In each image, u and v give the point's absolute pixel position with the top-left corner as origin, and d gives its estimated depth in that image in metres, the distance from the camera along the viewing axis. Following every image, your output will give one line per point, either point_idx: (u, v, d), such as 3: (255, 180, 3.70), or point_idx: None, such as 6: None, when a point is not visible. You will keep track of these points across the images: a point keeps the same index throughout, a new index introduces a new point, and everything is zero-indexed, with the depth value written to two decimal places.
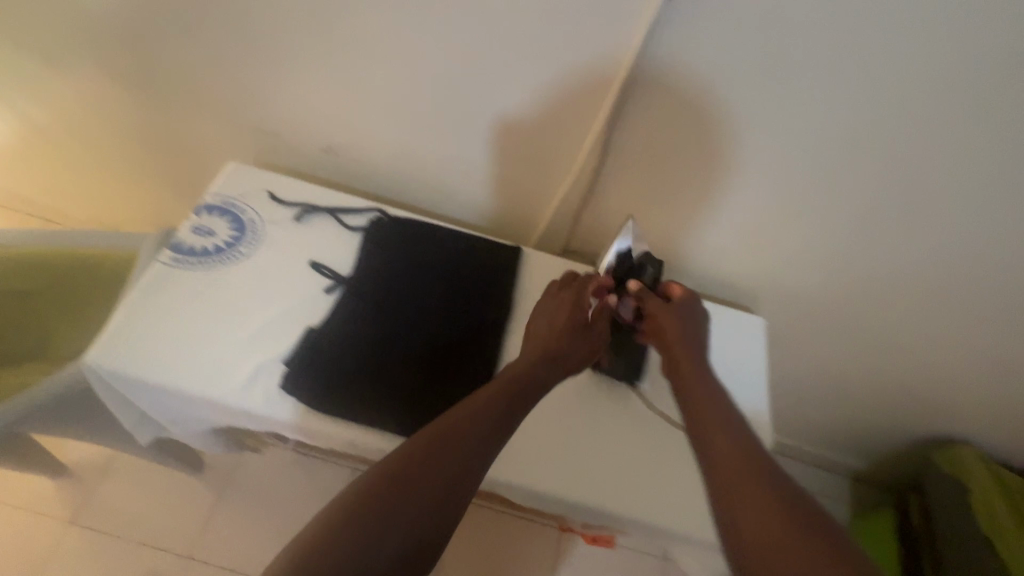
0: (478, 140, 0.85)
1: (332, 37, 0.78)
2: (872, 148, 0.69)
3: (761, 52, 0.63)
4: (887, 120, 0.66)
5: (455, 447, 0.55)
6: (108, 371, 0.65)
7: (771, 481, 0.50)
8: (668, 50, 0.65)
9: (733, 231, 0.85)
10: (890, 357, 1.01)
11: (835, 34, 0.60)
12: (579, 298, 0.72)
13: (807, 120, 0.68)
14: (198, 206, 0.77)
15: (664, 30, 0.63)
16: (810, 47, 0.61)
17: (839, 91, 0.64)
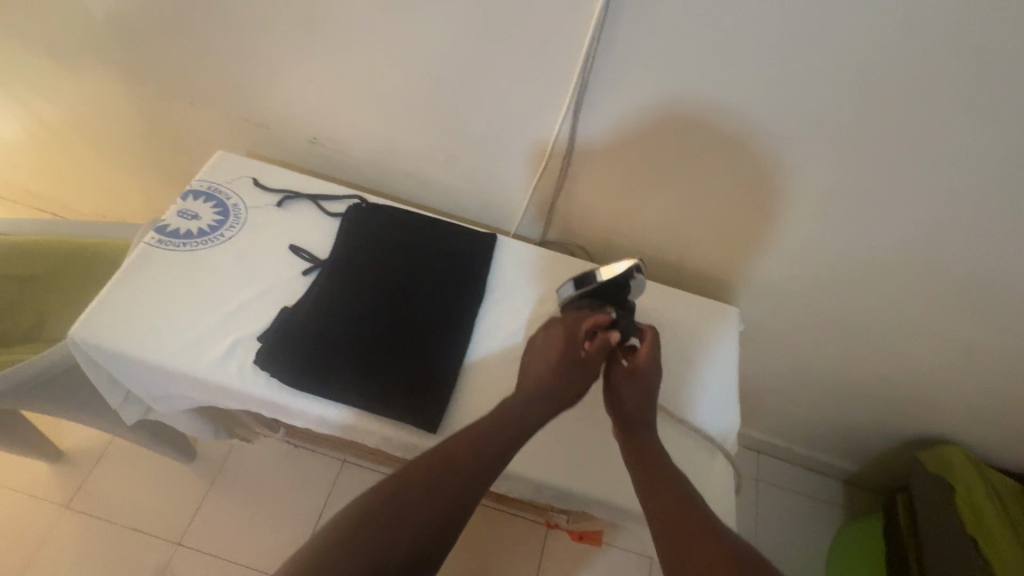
0: (457, 131, 0.87)
1: (312, 31, 0.80)
2: (831, 135, 0.70)
3: (713, 38, 0.65)
4: (844, 106, 0.67)
5: (451, 471, 0.57)
6: (92, 345, 0.68)
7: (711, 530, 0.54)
8: (624, 38, 0.68)
9: (706, 219, 0.87)
10: (869, 350, 1.01)
11: (788, 20, 0.61)
12: (572, 334, 0.68)
13: (764, 106, 0.69)
14: (185, 192, 0.80)
15: (624, 18, 0.65)
16: (766, 34, 0.63)
17: (798, 77, 0.65)
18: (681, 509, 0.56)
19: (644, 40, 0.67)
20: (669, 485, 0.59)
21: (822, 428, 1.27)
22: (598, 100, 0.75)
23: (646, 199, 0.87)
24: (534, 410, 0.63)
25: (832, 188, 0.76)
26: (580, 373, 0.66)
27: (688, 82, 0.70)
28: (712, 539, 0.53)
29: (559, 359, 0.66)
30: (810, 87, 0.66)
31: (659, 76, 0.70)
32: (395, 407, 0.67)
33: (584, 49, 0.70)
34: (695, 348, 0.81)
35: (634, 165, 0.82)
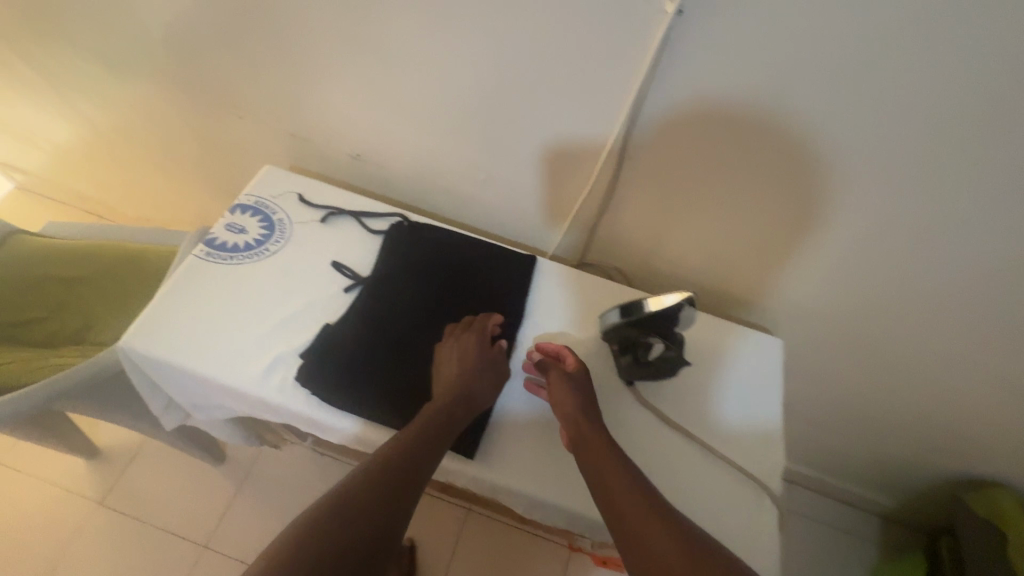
0: (499, 151, 0.87)
1: (361, 50, 0.82)
2: (890, 170, 0.68)
3: (771, 73, 0.63)
4: (906, 142, 0.65)
5: (393, 473, 0.58)
6: (141, 355, 0.70)
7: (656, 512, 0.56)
8: (677, 71, 0.67)
9: (752, 246, 0.85)
10: (915, 386, 0.97)
11: (852, 49, 0.59)
12: (482, 336, 0.71)
13: (821, 141, 0.68)
14: (232, 206, 0.82)
15: (680, 42, 0.64)
16: (829, 60, 0.60)
17: (860, 105, 0.63)
18: (627, 494, 0.57)
19: (696, 75, 0.66)
20: (615, 470, 0.59)
21: (861, 463, 1.22)
22: (648, 125, 0.74)
23: (688, 226, 0.85)
24: (459, 408, 0.65)
25: (886, 221, 0.74)
26: (493, 371, 0.69)
27: (741, 117, 0.69)
28: (657, 521, 0.54)
29: (474, 358, 0.68)
30: (870, 124, 0.65)
31: (710, 110, 0.69)
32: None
33: (635, 79, 0.69)
34: (736, 379, 0.78)
35: (677, 195, 0.81)
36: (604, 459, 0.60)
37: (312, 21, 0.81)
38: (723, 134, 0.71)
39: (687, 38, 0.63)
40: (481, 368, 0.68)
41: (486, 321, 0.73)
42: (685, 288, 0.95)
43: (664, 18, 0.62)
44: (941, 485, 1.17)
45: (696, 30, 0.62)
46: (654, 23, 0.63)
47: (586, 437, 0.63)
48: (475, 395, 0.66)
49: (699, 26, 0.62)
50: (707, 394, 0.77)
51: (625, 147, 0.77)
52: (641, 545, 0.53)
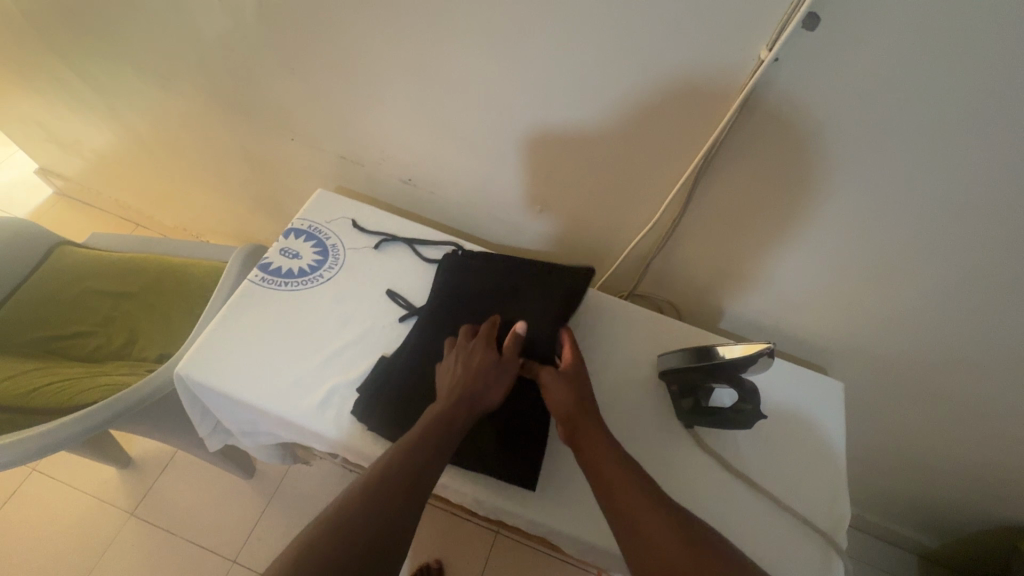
0: (553, 182, 0.85)
1: (418, 81, 0.81)
2: (984, 233, 0.64)
3: (865, 130, 0.60)
4: (1007, 206, 0.60)
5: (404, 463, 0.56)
6: (194, 381, 0.70)
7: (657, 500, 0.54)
8: (758, 124, 0.64)
9: (816, 290, 0.81)
10: (976, 435, 0.93)
11: (950, 107, 0.55)
12: (487, 344, 0.67)
13: (909, 199, 0.64)
14: (286, 230, 0.82)
15: (764, 92, 0.61)
16: (922, 117, 0.57)
17: (952, 163, 0.59)
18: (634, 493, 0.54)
19: (779, 127, 0.64)
20: (621, 470, 0.57)
21: (907, 504, 1.18)
22: (722, 169, 0.71)
23: (748, 268, 0.83)
24: (460, 413, 0.62)
25: (970, 280, 0.70)
26: (499, 376, 0.65)
27: (823, 172, 0.66)
28: (666, 520, 0.51)
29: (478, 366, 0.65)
30: (966, 187, 0.61)
31: (791, 162, 0.67)
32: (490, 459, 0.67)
33: (713, 124, 0.67)
34: (797, 423, 0.76)
35: (739, 239, 0.79)
36: (608, 460, 0.58)
37: (371, 51, 0.80)
38: (798, 185, 0.69)
39: (775, 92, 0.60)
40: (486, 374, 0.65)
41: (489, 327, 0.69)
42: (739, 324, 0.93)
43: (756, 67, 0.59)
44: (993, 532, 1.13)
45: (787, 83, 0.59)
46: (742, 70, 0.61)
47: (588, 441, 0.60)
48: (477, 401, 0.63)
49: (790, 79, 0.59)
50: (767, 439, 0.75)
51: (693, 190, 0.75)
52: (652, 544, 0.50)
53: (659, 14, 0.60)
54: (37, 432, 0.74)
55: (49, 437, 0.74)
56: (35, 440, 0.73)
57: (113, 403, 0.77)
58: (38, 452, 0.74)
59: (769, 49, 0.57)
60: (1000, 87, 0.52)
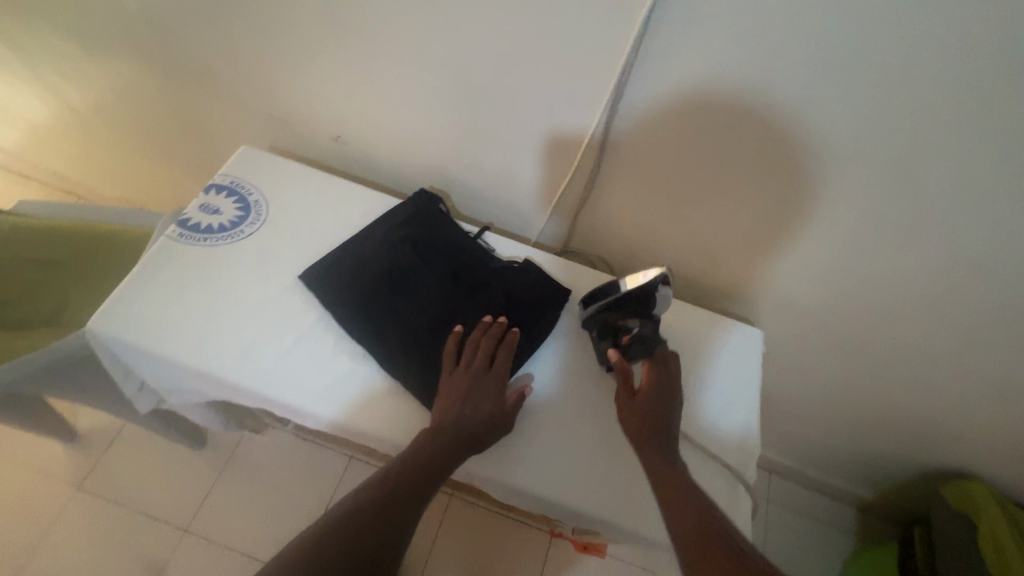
0: (479, 136, 0.85)
1: (335, 29, 0.78)
2: (878, 173, 0.66)
3: (755, 70, 0.61)
4: (893, 145, 0.62)
5: (412, 476, 0.60)
6: (112, 338, 0.69)
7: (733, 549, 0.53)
8: (656, 68, 0.65)
9: (736, 241, 0.83)
10: (897, 381, 0.97)
11: (835, 46, 0.56)
12: (483, 361, 0.68)
13: (804, 142, 0.66)
14: (206, 186, 0.80)
15: (662, 29, 0.61)
16: (811, 56, 0.58)
17: (843, 102, 0.61)
18: (693, 533, 0.55)
19: (677, 72, 0.65)
20: (688, 505, 0.58)
21: (842, 455, 1.23)
22: (634, 111, 0.71)
23: (671, 219, 0.84)
24: (457, 439, 0.63)
25: (867, 224, 0.73)
26: (479, 397, 0.66)
27: (722, 117, 0.67)
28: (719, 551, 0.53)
29: (468, 389, 0.66)
30: (850, 129, 0.63)
31: (693, 109, 0.68)
32: (426, 393, 0.69)
33: (615, 69, 0.67)
34: (714, 371, 0.78)
35: (661, 190, 0.80)
36: (676, 494, 0.59)
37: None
38: (710, 133, 0.70)
39: (667, 31, 0.61)
40: (474, 392, 0.66)
41: (488, 340, 0.70)
42: (669, 279, 0.95)
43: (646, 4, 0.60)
44: (919, 477, 1.19)
45: (677, 22, 0.60)
46: (637, 11, 0.60)
47: (654, 461, 0.63)
48: (473, 426, 0.64)
49: (679, 18, 0.59)
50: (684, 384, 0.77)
51: (612, 136, 0.75)
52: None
53: None
54: None
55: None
56: None
57: (35, 363, 0.76)
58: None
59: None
60: (876, 23, 0.53)
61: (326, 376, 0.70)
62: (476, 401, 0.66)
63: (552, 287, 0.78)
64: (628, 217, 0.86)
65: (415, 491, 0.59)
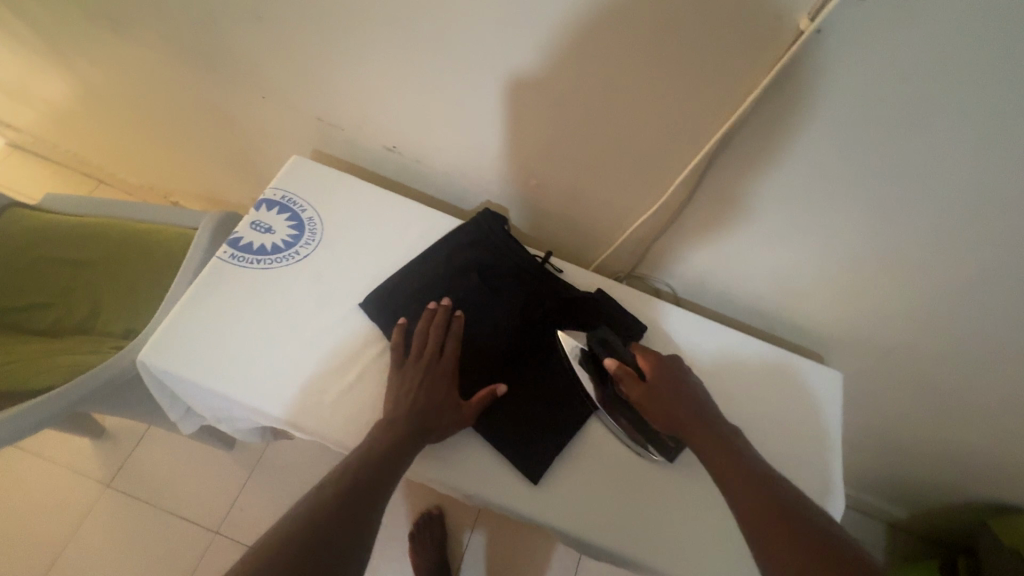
0: (549, 157, 0.78)
1: (397, 39, 0.71)
2: (1011, 237, 0.59)
3: (903, 127, 0.53)
4: None
5: (370, 466, 0.56)
6: (164, 371, 0.65)
7: (771, 480, 0.53)
8: (778, 109, 0.57)
9: (823, 285, 0.77)
10: (969, 428, 0.91)
11: (1001, 106, 0.48)
12: (434, 348, 0.66)
13: (937, 201, 0.58)
14: (257, 201, 0.75)
15: (796, 71, 0.53)
16: (970, 114, 0.50)
17: (993, 164, 0.53)
18: (776, 522, 0.48)
19: (804, 117, 0.57)
20: (734, 457, 0.55)
21: (888, 481, 1.19)
22: (741, 152, 0.63)
23: (753, 258, 0.77)
24: (413, 427, 0.60)
25: (982, 284, 0.66)
26: (431, 384, 0.63)
27: (846, 170, 0.60)
28: (756, 480, 0.52)
29: (418, 378, 0.64)
30: (992, 193, 0.55)
31: (809, 159, 0.60)
32: (500, 441, 0.65)
33: (731, 106, 0.60)
34: (792, 425, 0.75)
35: (750, 228, 0.73)
36: (722, 447, 0.56)
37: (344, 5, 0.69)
38: (821, 179, 0.62)
39: (806, 77, 0.53)
40: (424, 383, 0.63)
41: (436, 326, 0.67)
42: (739, 312, 0.90)
43: (791, 42, 0.51)
44: (970, 509, 1.14)
45: (814, 67, 0.52)
46: (766, 45, 0.53)
47: (691, 423, 0.59)
48: (429, 412, 0.62)
49: (826, 64, 0.51)
50: (762, 438, 0.74)
51: (706, 172, 0.67)
52: (757, 518, 0.49)
53: None
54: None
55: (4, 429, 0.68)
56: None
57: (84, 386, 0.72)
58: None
59: (812, 20, 0.49)
60: None
61: None
62: (429, 390, 0.63)
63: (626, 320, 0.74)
64: (705, 250, 0.80)
65: (372, 480, 0.55)
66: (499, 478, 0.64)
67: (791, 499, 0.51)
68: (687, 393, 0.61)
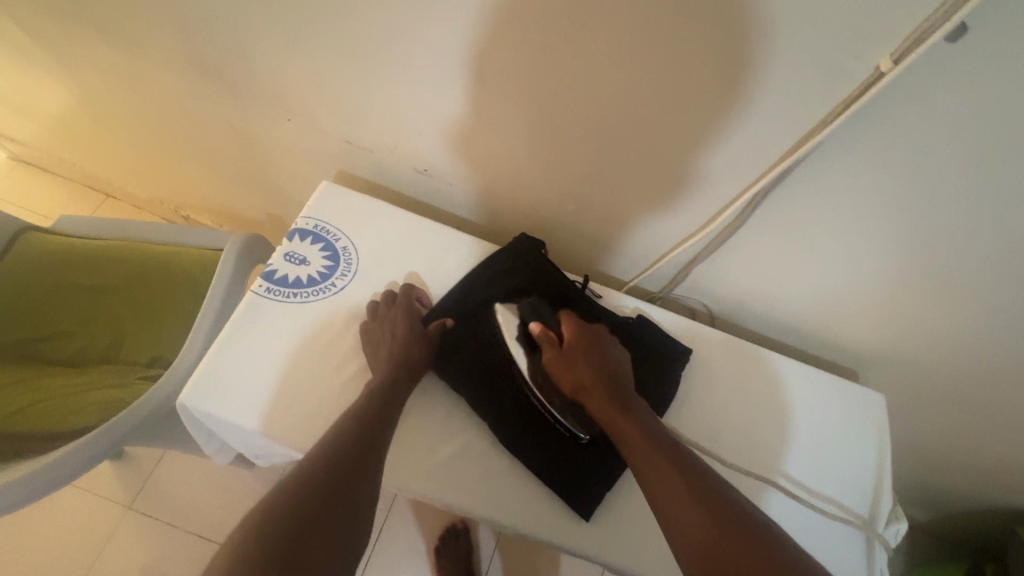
0: (588, 184, 0.76)
1: (434, 68, 0.69)
2: None
3: (972, 167, 0.52)
4: None
5: (354, 435, 0.55)
6: (203, 412, 0.64)
7: (680, 463, 0.51)
8: (845, 145, 0.56)
9: (870, 316, 0.75)
10: (1008, 449, 0.90)
11: None
12: (409, 310, 0.69)
13: (1001, 238, 0.57)
14: (290, 231, 0.74)
15: (867, 110, 0.52)
16: None
17: None
18: (674, 486, 0.48)
19: (873, 152, 0.55)
20: (642, 437, 0.53)
21: (915, 491, 1.19)
22: (802, 183, 0.62)
23: (796, 284, 0.76)
24: (401, 375, 0.64)
25: None
26: (414, 339, 0.67)
27: (906, 203, 0.58)
28: (661, 456, 0.51)
29: (400, 331, 0.67)
30: None
31: (867, 190, 0.59)
32: (549, 476, 0.63)
33: (792, 140, 0.58)
34: (834, 453, 0.74)
35: (796, 255, 0.71)
36: (631, 429, 0.54)
37: (382, 33, 0.68)
38: (878, 212, 0.61)
39: (878, 115, 0.52)
40: (407, 337, 0.67)
41: (409, 295, 0.71)
42: (776, 336, 0.88)
43: (871, 80, 0.50)
44: (998, 519, 1.14)
45: (889, 105, 0.51)
46: (837, 82, 0.51)
47: (602, 402, 0.57)
48: (413, 364, 0.65)
49: (903, 102, 0.50)
50: (807, 462, 0.73)
51: (758, 202, 0.66)
52: (662, 500, 0.48)
53: (754, 11, 0.48)
54: (47, 465, 0.69)
55: (57, 471, 0.70)
56: (46, 475, 0.69)
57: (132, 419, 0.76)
58: (44, 489, 0.69)
59: (895, 61, 0.47)
60: None
61: (442, 454, 0.65)
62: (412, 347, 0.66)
63: (670, 346, 0.73)
64: (746, 276, 0.79)
65: (360, 446, 0.54)
66: (551, 517, 0.63)
67: (701, 482, 0.49)
68: (601, 364, 0.60)
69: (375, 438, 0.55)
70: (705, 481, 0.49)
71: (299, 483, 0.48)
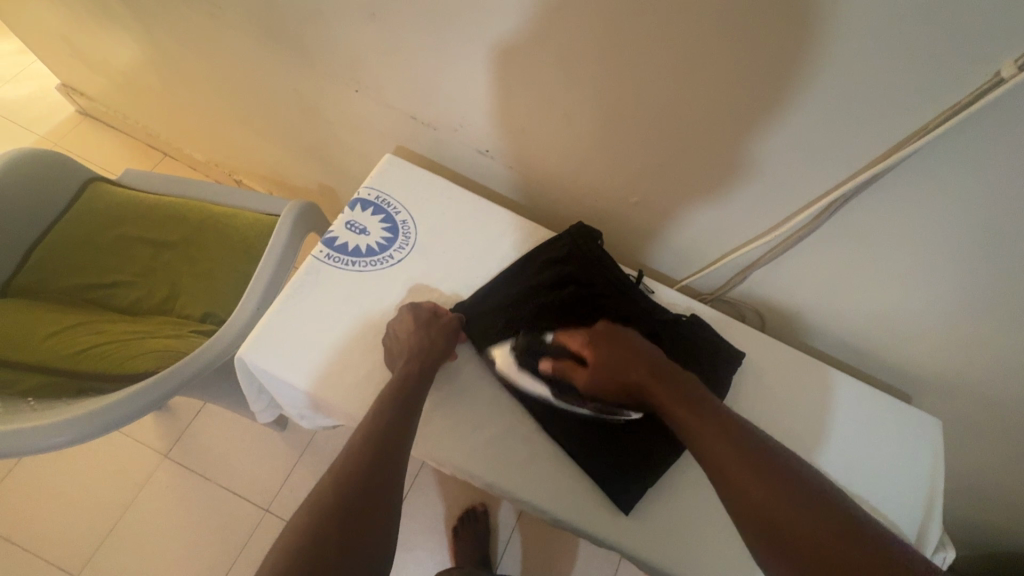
0: (652, 178, 0.74)
1: (508, 51, 0.68)
2: None
3: None
4: None
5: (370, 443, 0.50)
6: (258, 367, 0.65)
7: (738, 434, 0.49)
8: (939, 158, 0.53)
9: (937, 339, 0.72)
10: None
11: None
12: (423, 321, 0.66)
13: None
14: (352, 200, 0.76)
15: (968, 123, 0.49)
16: None
17: None
18: (728, 455, 0.47)
19: (967, 168, 0.52)
20: (692, 410, 0.52)
21: None
22: (884, 194, 0.59)
23: (861, 299, 0.73)
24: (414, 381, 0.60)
25: None
26: (424, 349, 0.63)
27: (996, 225, 0.55)
28: (714, 426, 0.50)
29: (410, 342, 0.63)
30: None
31: (956, 207, 0.56)
32: (593, 463, 0.63)
33: (882, 149, 0.56)
34: (880, 470, 0.72)
35: (865, 268, 0.69)
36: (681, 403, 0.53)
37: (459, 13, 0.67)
38: (964, 231, 0.58)
39: (980, 129, 0.49)
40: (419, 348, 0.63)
41: (422, 307, 0.67)
42: (829, 349, 0.86)
43: (980, 90, 0.47)
44: None
45: (993, 118, 0.48)
46: (938, 90, 0.49)
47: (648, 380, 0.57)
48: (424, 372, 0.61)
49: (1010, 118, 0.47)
50: (853, 480, 0.71)
51: (832, 211, 0.64)
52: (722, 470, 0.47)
53: (859, 13, 0.46)
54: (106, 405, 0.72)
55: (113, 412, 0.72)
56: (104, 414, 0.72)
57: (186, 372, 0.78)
58: (102, 427, 0.72)
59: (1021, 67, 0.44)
60: None
61: (486, 434, 0.65)
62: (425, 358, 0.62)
63: (722, 347, 0.72)
64: (807, 285, 0.76)
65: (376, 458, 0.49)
66: (590, 507, 0.63)
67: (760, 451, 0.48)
68: (639, 349, 0.60)
69: (394, 447, 0.51)
70: (764, 450, 0.48)
71: (314, 512, 0.44)
